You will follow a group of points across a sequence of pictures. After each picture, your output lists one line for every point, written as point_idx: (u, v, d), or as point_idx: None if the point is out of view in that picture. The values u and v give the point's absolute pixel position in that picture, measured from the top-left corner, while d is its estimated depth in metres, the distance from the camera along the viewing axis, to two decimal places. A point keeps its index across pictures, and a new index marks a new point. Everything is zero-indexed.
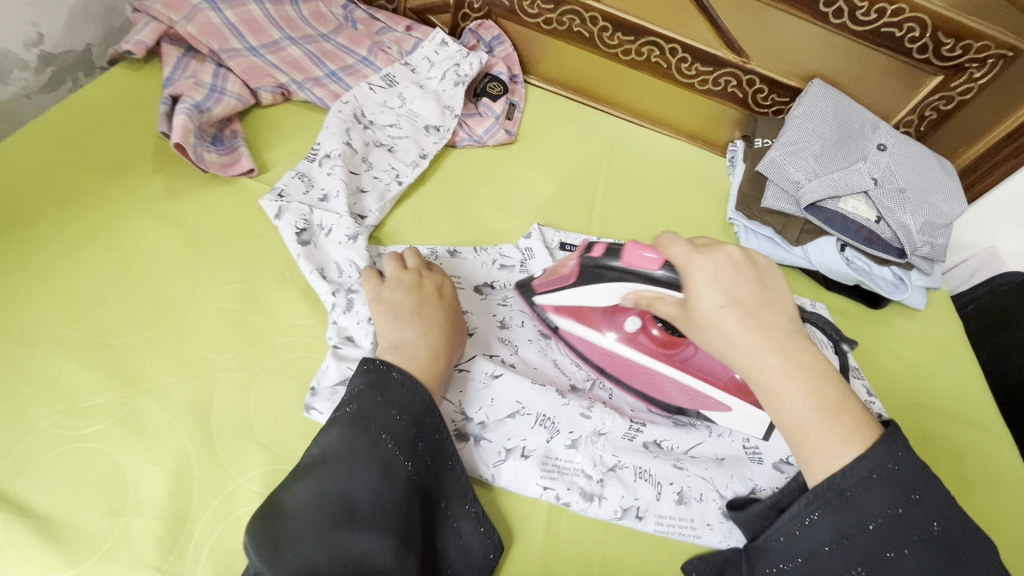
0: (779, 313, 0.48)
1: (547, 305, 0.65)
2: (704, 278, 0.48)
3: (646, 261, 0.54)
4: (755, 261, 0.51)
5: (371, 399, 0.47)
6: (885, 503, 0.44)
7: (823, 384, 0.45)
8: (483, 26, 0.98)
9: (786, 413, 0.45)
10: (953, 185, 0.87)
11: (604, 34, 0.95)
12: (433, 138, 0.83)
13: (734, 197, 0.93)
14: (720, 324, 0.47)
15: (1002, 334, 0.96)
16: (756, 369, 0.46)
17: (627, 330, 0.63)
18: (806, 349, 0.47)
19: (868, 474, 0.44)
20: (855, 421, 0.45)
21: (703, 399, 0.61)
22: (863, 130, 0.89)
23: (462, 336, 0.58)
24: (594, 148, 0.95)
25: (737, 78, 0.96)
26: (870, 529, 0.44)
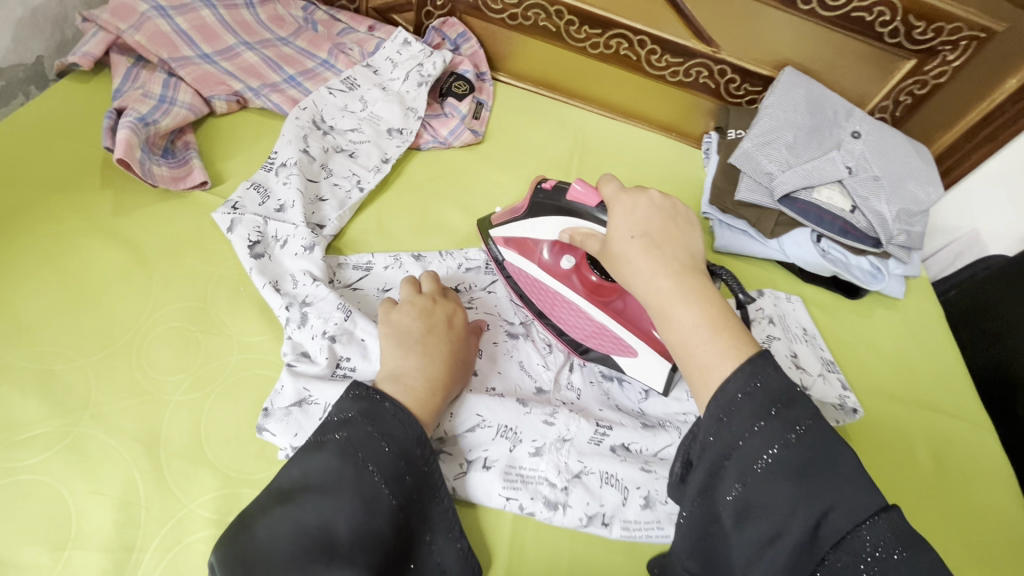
0: (689, 252, 0.49)
1: (499, 238, 0.68)
2: (620, 213, 0.51)
3: (587, 197, 0.57)
4: (681, 211, 0.53)
5: (362, 429, 0.46)
6: (746, 412, 0.39)
7: (714, 310, 0.45)
8: (448, 24, 0.96)
9: (674, 332, 0.45)
10: (929, 171, 0.86)
11: (571, 27, 0.92)
12: (396, 141, 0.81)
13: (707, 189, 0.91)
14: (626, 250, 0.49)
15: (982, 317, 0.93)
16: (650, 292, 0.46)
17: (562, 268, 0.65)
18: (703, 280, 0.47)
19: (737, 391, 0.40)
20: (740, 340, 0.43)
21: (614, 340, 0.62)
22: (837, 118, 0.88)
23: (464, 370, 0.57)
24: (564, 145, 0.93)
25: (708, 68, 0.94)
26: (738, 446, 0.39)
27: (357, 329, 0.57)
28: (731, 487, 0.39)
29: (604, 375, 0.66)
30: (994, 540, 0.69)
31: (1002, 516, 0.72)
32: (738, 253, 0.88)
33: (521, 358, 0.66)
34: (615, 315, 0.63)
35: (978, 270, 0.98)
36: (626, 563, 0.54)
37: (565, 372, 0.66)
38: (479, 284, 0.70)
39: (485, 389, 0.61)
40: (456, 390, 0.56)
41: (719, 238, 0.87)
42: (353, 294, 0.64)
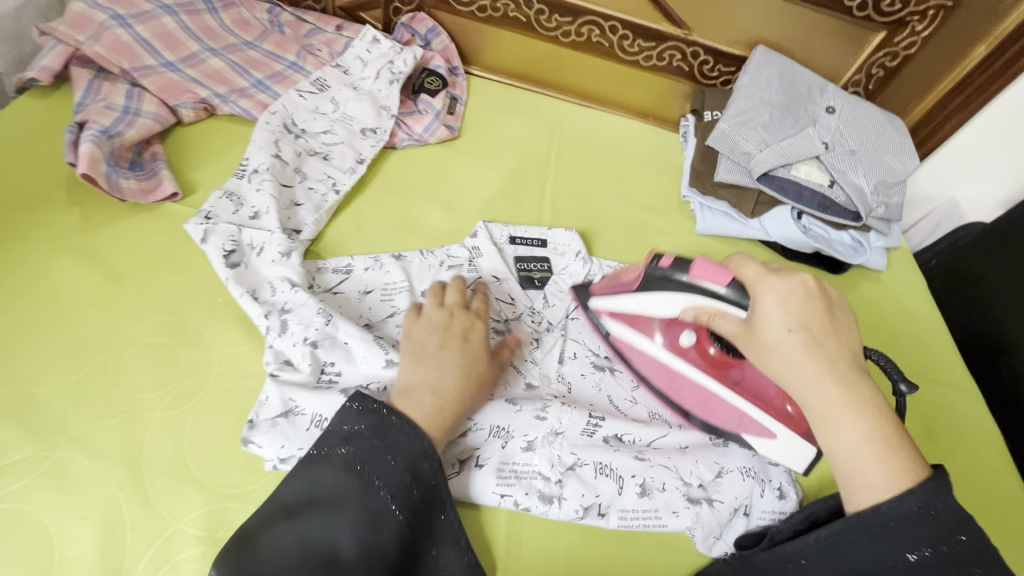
0: (850, 352, 0.50)
1: (602, 310, 0.67)
2: (774, 300, 0.51)
3: (714, 275, 0.56)
4: (833, 296, 0.53)
5: (368, 442, 0.46)
6: (916, 534, 0.42)
7: (881, 423, 0.46)
8: (417, 19, 0.95)
9: (838, 445, 0.46)
10: (904, 142, 0.86)
11: (541, 16, 0.92)
12: (370, 141, 0.79)
13: (687, 173, 0.91)
14: (786, 347, 0.49)
15: (963, 285, 0.94)
16: (814, 397, 0.48)
17: (680, 343, 0.64)
18: (866, 385, 0.48)
19: (916, 509, 0.43)
20: (908, 459, 0.45)
21: (745, 419, 0.60)
22: (811, 94, 0.88)
23: (477, 384, 0.55)
24: (542, 136, 0.93)
25: (680, 51, 0.93)
26: (906, 560, 0.42)
27: (339, 333, 0.56)
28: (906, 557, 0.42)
29: (596, 367, 0.66)
30: (985, 503, 0.70)
31: (991, 479, 0.73)
32: (722, 235, 0.88)
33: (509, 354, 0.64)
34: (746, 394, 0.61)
35: (957, 237, 0.99)
36: (620, 552, 0.54)
37: (555, 366, 0.65)
38: None
39: None
40: (473, 407, 0.55)
41: (701, 221, 0.86)
42: (333, 299, 0.63)
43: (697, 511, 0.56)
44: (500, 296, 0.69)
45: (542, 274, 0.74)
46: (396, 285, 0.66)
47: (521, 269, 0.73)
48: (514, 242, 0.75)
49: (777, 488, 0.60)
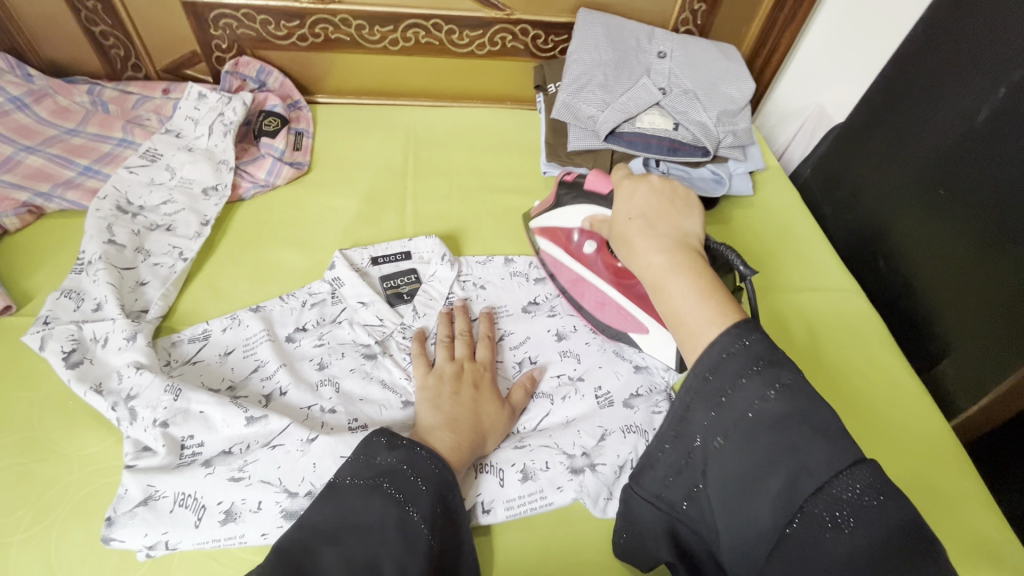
0: (682, 233, 0.52)
1: (538, 229, 0.75)
2: (621, 200, 0.57)
3: (600, 184, 0.66)
4: (685, 194, 0.56)
5: (402, 472, 0.49)
6: (733, 368, 0.38)
7: (702, 278, 0.47)
8: (241, 63, 0.92)
9: (667, 302, 0.47)
10: (737, 68, 0.89)
11: (363, 31, 0.91)
12: (213, 200, 0.78)
13: (543, 149, 0.91)
14: (626, 230, 0.54)
15: (834, 187, 0.96)
16: (644, 270, 0.50)
17: (586, 253, 0.70)
18: (696, 257, 0.49)
19: (724, 353, 0.39)
20: (727, 304, 0.44)
21: (629, 319, 0.66)
22: (640, 44, 0.89)
23: (490, 425, 0.58)
24: (396, 148, 0.92)
25: (510, 32, 0.94)
26: (722, 400, 0.38)
27: (192, 404, 0.55)
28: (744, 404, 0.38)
29: None
30: (878, 394, 0.72)
31: (878, 367, 0.75)
32: None
33: (383, 377, 0.63)
34: (633, 297, 0.66)
35: (831, 137, 0.98)
36: (516, 542, 0.55)
37: None
38: (328, 316, 0.69)
39: (347, 425, 0.58)
40: (490, 444, 0.58)
41: (566, 193, 0.87)
42: (193, 369, 0.62)
43: (582, 480, 0.57)
44: (368, 320, 0.69)
45: (410, 286, 0.74)
46: (256, 337, 0.65)
47: (388, 288, 0.73)
48: (377, 262, 0.75)
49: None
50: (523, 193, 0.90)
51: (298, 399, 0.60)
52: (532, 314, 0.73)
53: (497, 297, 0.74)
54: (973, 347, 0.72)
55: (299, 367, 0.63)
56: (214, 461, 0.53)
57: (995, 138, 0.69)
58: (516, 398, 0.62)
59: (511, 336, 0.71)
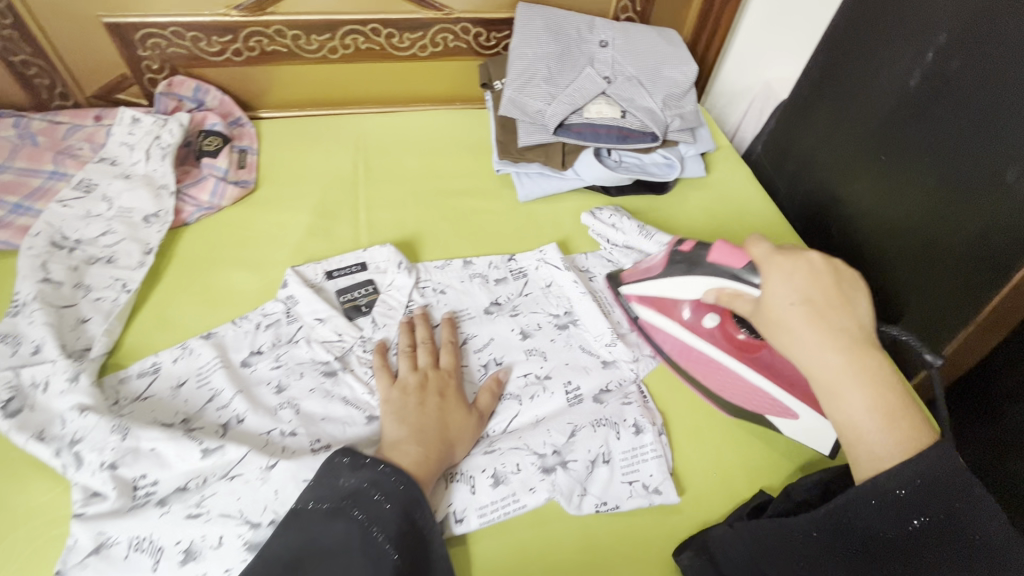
0: (858, 324, 0.50)
1: (633, 297, 0.70)
2: (779, 278, 0.53)
3: (729, 257, 0.59)
4: (843, 273, 0.53)
5: (365, 493, 0.48)
6: (922, 497, 0.43)
7: (884, 389, 0.47)
8: (175, 83, 0.88)
9: (844, 413, 0.47)
10: (680, 52, 0.90)
11: (300, 41, 0.89)
12: (155, 226, 0.75)
13: (495, 147, 0.90)
14: (790, 319, 0.50)
15: (785, 160, 0.97)
16: (817, 369, 0.48)
17: (703, 325, 0.66)
18: (878, 358, 0.48)
19: (915, 479, 0.43)
20: (914, 429, 0.45)
21: (770, 403, 0.62)
22: (581, 34, 0.89)
23: (459, 433, 0.57)
24: (346, 158, 0.90)
25: (451, 31, 0.93)
26: (911, 526, 0.43)
27: (142, 442, 0.53)
28: (916, 516, 0.43)
29: None
30: None
31: None
32: (547, 197, 0.88)
33: (344, 394, 0.62)
34: (769, 375, 0.62)
35: (778, 113, 0.99)
36: (493, 548, 0.54)
37: None
38: (284, 336, 0.67)
39: (310, 447, 0.57)
40: (459, 451, 0.57)
41: (521, 190, 0.86)
42: (143, 405, 0.59)
43: (554, 479, 0.57)
44: (326, 337, 0.67)
45: (368, 297, 0.72)
46: (209, 366, 0.63)
47: (345, 301, 0.71)
48: (332, 276, 0.73)
49: (633, 425, 0.62)
50: (478, 193, 0.89)
51: (256, 424, 0.58)
52: (494, 315, 0.72)
53: (458, 300, 0.73)
54: (924, 304, 0.74)
55: (256, 393, 0.61)
56: (169, 500, 0.51)
57: (927, 101, 0.70)
58: (483, 403, 0.61)
59: (475, 339, 0.69)
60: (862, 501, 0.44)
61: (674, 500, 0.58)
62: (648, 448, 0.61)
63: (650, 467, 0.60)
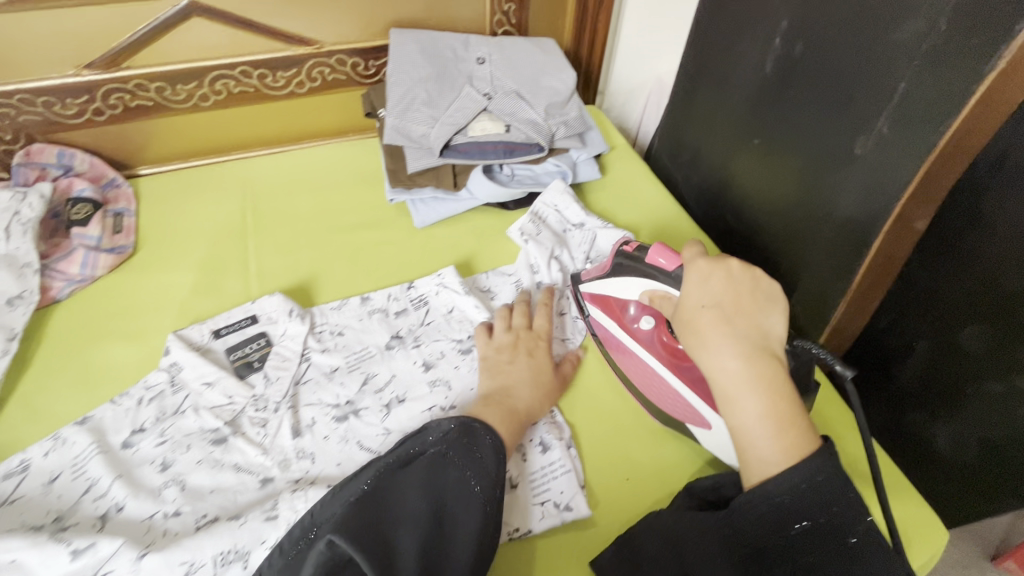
0: (760, 332, 0.53)
1: (587, 295, 0.71)
2: (695, 282, 0.56)
3: (667, 260, 0.60)
4: (760, 285, 0.56)
5: (456, 443, 0.53)
6: (809, 500, 0.46)
7: (777, 395, 0.50)
8: (33, 152, 0.82)
9: (738, 417, 0.50)
10: (557, 61, 0.91)
11: (166, 93, 0.85)
12: (19, 309, 0.69)
13: (386, 176, 0.88)
14: (700, 322, 0.54)
15: (680, 150, 0.98)
16: (719, 375, 0.51)
17: (642, 330, 0.65)
18: (772, 365, 0.51)
19: (799, 483, 0.46)
20: (802, 435, 0.49)
21: (688, 411, 0.60)
22: (458, 53, 0.89)
23: (541, 395, 0.63)
24: (233, 207, 0.86)
25: (327, 64, 0.91)
26: (794, 528, 0.46)
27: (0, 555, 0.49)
28: (801, 517, 0.46)
29: (338, 421, 0.63)
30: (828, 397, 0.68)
31: None
32: (445, 220, 0.87)
33: (236, 460, 0.59)
34: (692, 383, 0.60)
35: (668, 107, 0.99)
36: None
37: (289, 443, 0.60)
38: (168, 408, 0.63)
39: (195, 525, 0.54)
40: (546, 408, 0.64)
41: (416, 217, 0.85)
42: (8, 510, 0.55)
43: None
44: (213, 404, 0.63)
45: (261, 352, 0.69)
46: (85, 453, 0.58)
47: (235, 359, 0.68)
48: (220, 334, 0.70)
49: (541, 444, 0.62)
50: (375, 226, 0.86)
51: (136, 511, 0.55)
52: (395, 350, 0.69)
53: (357, 340, 0.70)
54: (811, 273, 0.75)
55: (137, 475, 0.57)
56: None
57: (784, 85, 0.72)
58: (566, 369, 0.68)
59: (375, 378, 0.66)
60: (758, 506, 0.47)
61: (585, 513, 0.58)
62: (557, 466, 0.61)
63: (560, 483, 0.59)
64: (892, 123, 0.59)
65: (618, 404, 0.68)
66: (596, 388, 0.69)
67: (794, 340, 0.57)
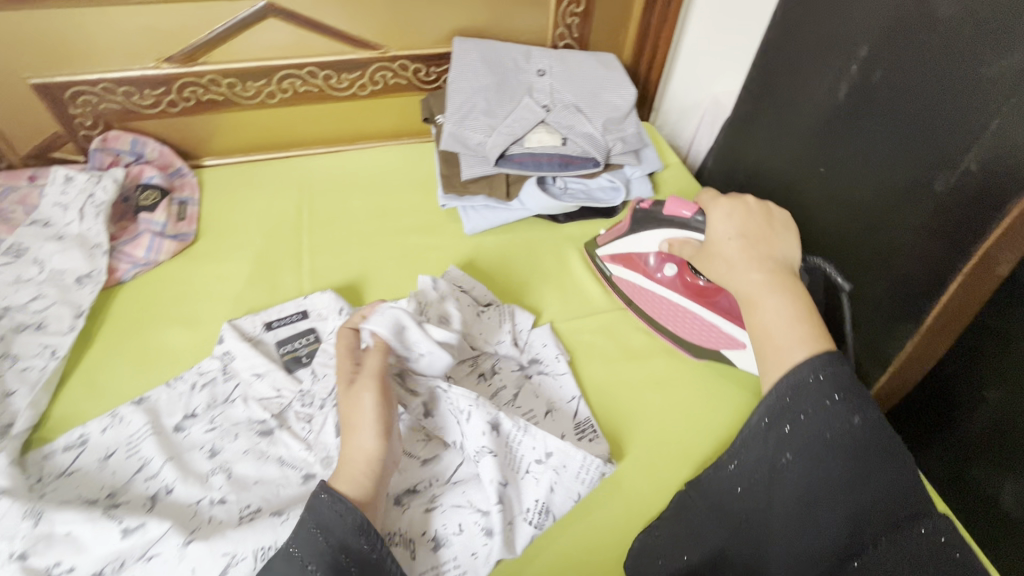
0: (782, 257, 0.59)
1: (607, 255, 0.79)
2: (721, 217, 0.63)
3: (682, 208, 0.69)
4: (776, 217, 0.63)
5: (304, 529, 0.45)
6: (822, 392, 0.48)
7: (797, 301, 0.54)
8: (110, 138, 0.86)
9: (760, 317, 0.54)
10: (618, 75, 0.90)
11: (236, 89, 0.88)
12: (88, 288, 0.73)
13: (439, 182, 0.89)
14: (725, 249, 0.60)
15: (735, 174, 0.96)
16: (742, 285, 0.56)
17: (666, 276, 0.74)
18: (791, 281, 0.56)
19: (808, 376, 0.49)
20: (819, 331, 0.52)
21: (722, 337, 0.70)
22: (518, 64, 0.89)
23: (354, 436, 0.52)
24: (290, 201, 0.89)
25: (390, 69, 0.92)
26: (802, 420, 0.48)
27: (57, 527, 0.51)
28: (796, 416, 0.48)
29: None
30: None
31: None
32: (494, 229, 0.87)
33: (281, 453, 0.60)
34: (723, 313, 0.70)
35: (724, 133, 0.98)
36: None
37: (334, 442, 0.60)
38: (219, 396, 0.65)
39: (239, 515, 0.55)
40: (372, 441, 0.51)
41: (466, 224, 0.85)
42: (66, 483, 0.57)
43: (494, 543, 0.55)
44: (263, 395, 0.65)
45: (309, 348, 0.70)
46: (139, 433, 0.60)
47: (285, 353, 0.69)
48: (272, 326, 0.72)
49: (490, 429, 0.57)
50: (424, 230, 0.87)
51: (185, 495, 0.56)
52: None
53: None
54: (874, 309, 0.72)
55: (187, 459, 0.59)
56: None
57: (858, 115, 0.70)
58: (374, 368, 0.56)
59: None
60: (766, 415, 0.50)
61: (592, 459, 0.57)
62: (512, 434, 0.59)
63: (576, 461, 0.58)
64: (982, 161, 0.57)
65: (666, 430, 0.66)
66: (639, 411, 0.67)
67: (811, 257, 0.73)
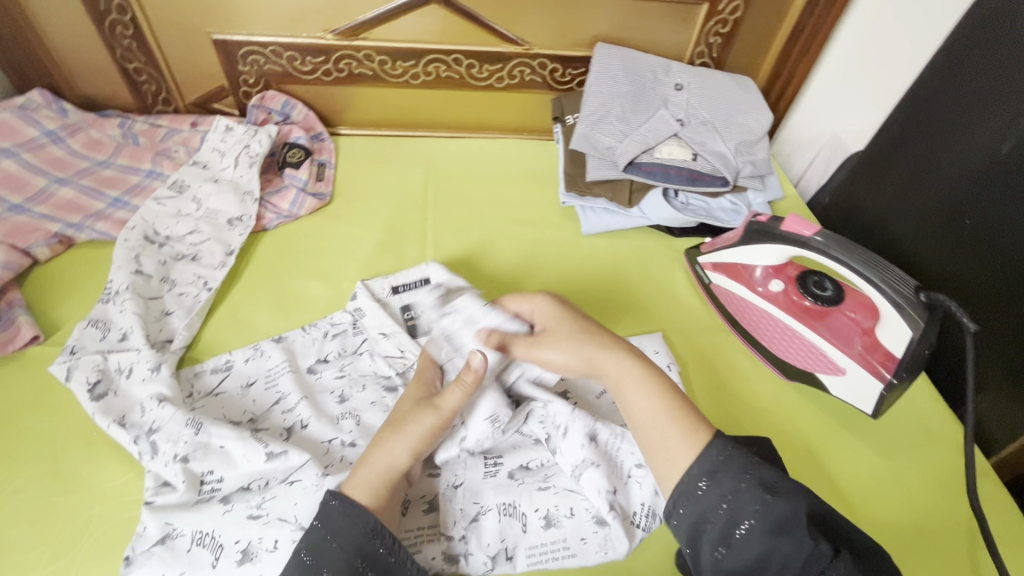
0: None
1: (707, 264, 0.80)
2: None
3: (803, 226, 0.69)
4: None
5: (316, 533, 0.46)
6: None
7: None
8: (267, 97, 0.94)
9: None
10: (755, 99, 0.90)
11: (385, 66, 0.93)
12: (238, 230, 0.79)
13: (562, 179, 0.91)
14: None
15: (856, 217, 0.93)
16: None
17: (771, 290, 0.74)
18: None
19: None
20: None
21: (823, 361, 0.69)
22: (657, 76, 0.90)
23: (393, 443, 0.51)
24: (417, 178, 0.93)
25: (529, 65, 0.96)
26: None
27: (213, 439, 0.56)
28: None
29: None
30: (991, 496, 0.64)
31: (921, 416, 0.71)
32: (609, 232, 0.88)
33: None
34: (827, 337, 0.69)
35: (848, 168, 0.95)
36: None
37: None
38: (349, 347, 0.69)
39: None
40: (406, 458, 0.51)
41: (585, 223, 0.87)
42: (213, 402, 0.62)
43: (606, 533, 0.56)
44: (389, 352, 0.67)
45: None
46: (278, 368, 0.65)
47: (409, 318, 0.71)
48: (398, 291, 0.73)
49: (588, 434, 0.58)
50: (541, 224, 0.89)
51: (319, 432, 0.60)
52: None
53: None
54: (1012, 373, 0.69)
55: (320, 400, 0.63)
56: (233, 498, 0.53)
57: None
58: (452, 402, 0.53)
59: None
60: None
61: None
62: (613, 441, 0.59)
63: None
64: None
65: None
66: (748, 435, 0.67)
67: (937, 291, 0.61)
